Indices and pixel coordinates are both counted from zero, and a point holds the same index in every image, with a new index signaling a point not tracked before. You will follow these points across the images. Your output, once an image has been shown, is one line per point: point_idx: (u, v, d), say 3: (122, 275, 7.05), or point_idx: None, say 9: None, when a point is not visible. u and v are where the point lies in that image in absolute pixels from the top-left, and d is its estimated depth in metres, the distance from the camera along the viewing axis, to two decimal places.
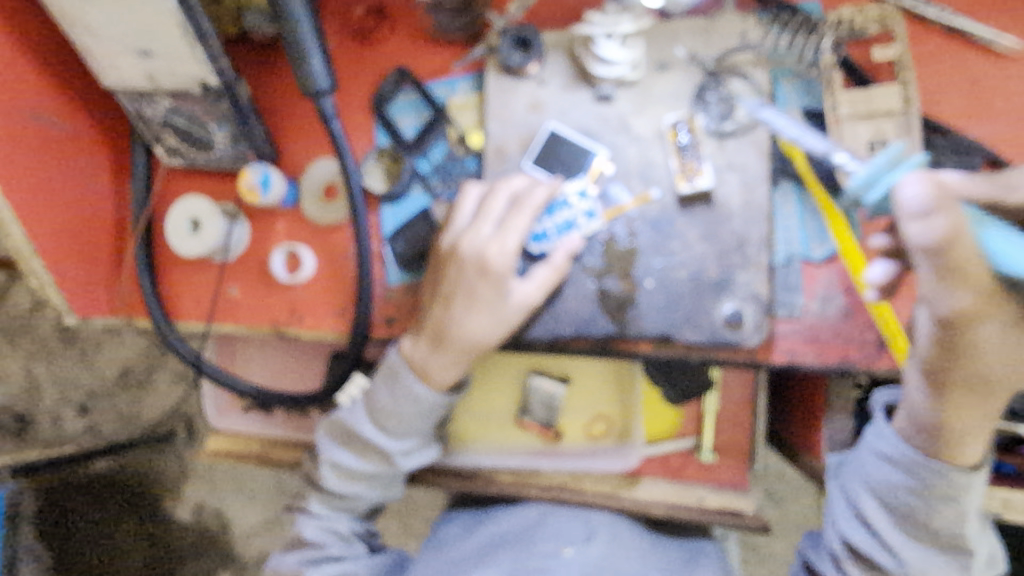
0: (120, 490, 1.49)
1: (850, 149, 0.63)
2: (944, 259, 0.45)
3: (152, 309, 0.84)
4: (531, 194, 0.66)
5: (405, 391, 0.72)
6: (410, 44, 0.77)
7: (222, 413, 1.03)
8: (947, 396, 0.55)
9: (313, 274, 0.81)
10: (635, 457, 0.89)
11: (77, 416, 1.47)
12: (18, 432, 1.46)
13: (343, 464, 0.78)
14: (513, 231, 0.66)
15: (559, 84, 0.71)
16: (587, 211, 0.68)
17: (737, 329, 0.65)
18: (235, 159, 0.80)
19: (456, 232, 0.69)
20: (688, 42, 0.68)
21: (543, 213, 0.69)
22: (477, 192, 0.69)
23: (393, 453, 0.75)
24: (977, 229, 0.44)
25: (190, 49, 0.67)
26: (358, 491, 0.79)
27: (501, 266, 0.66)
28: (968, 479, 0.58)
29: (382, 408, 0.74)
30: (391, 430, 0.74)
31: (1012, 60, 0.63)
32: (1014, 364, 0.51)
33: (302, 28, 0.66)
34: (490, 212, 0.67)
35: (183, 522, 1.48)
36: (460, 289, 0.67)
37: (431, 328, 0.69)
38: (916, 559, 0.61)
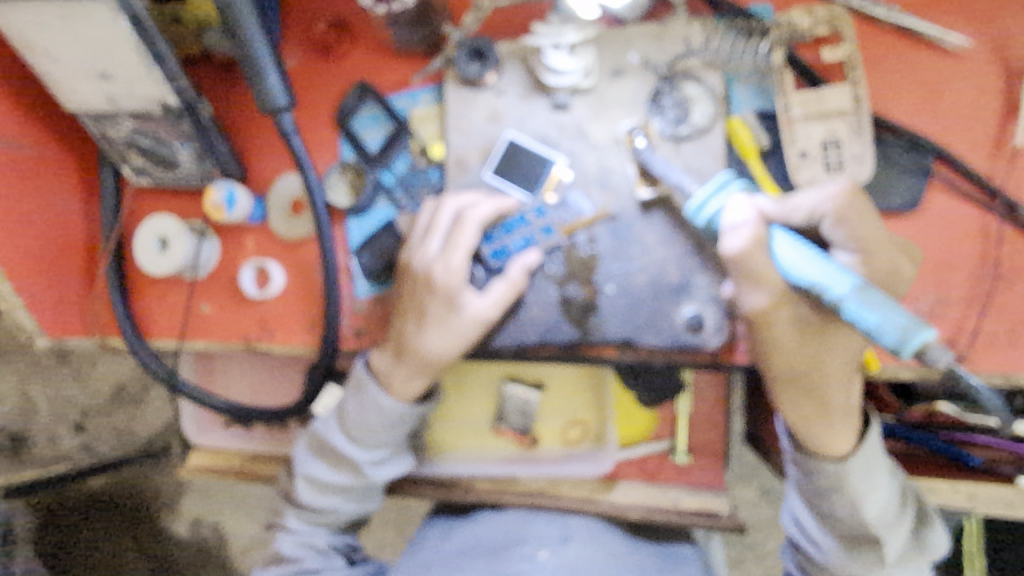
0: (116, 507, 1.49)
1: (800, 150, 0.64)
2: (747, 269, 0.55)
3: (125, 329, 0.84)
4: (477, 209, 0.67)
5: (370, 402, 0.72)
6: (371, 57, 0.77)
7: (202, 430, 1.03)
8: (778, 392, 0.62)
9: (282, 289, 0.82)
10: (609, 461, 0.91)
11: (72, 435, 1.46)
12: (14, 452, 1.46)
13: (317, 477, 0.78)
14: (460, 248, 0.66)
15: (517, 94, 0.71)
16: (545, 222, 0.69)
17: (697, 332, 0.66)
18: (201, 178, 0.80)
19: (413, 246, 0.69)
20: (641, 47, 0.68)
21: (501, 226, 0.69)
22: (430, 208, 0.69)
23: (364, 464, 0.75)
24: (773, 245, 0.54)
25: (147, 71, 0.68)
26: (333, 504, 0.79)
27: (448, 283, 0.66)
28: (837, 468, 0.62)
29: (350, 419, 0.74)
30: (359, 441, 0.75)
31: (959, 56, 0.64)
32: (808, 355, 0.59)
33: (258, 46, 0.67)
34: (438, 229, 0.67)
35: (181, 537, 1.48)
36: (414, 304, 0.68)
37: (394, 339, 0.70)
38: (837, 551, 0.65)
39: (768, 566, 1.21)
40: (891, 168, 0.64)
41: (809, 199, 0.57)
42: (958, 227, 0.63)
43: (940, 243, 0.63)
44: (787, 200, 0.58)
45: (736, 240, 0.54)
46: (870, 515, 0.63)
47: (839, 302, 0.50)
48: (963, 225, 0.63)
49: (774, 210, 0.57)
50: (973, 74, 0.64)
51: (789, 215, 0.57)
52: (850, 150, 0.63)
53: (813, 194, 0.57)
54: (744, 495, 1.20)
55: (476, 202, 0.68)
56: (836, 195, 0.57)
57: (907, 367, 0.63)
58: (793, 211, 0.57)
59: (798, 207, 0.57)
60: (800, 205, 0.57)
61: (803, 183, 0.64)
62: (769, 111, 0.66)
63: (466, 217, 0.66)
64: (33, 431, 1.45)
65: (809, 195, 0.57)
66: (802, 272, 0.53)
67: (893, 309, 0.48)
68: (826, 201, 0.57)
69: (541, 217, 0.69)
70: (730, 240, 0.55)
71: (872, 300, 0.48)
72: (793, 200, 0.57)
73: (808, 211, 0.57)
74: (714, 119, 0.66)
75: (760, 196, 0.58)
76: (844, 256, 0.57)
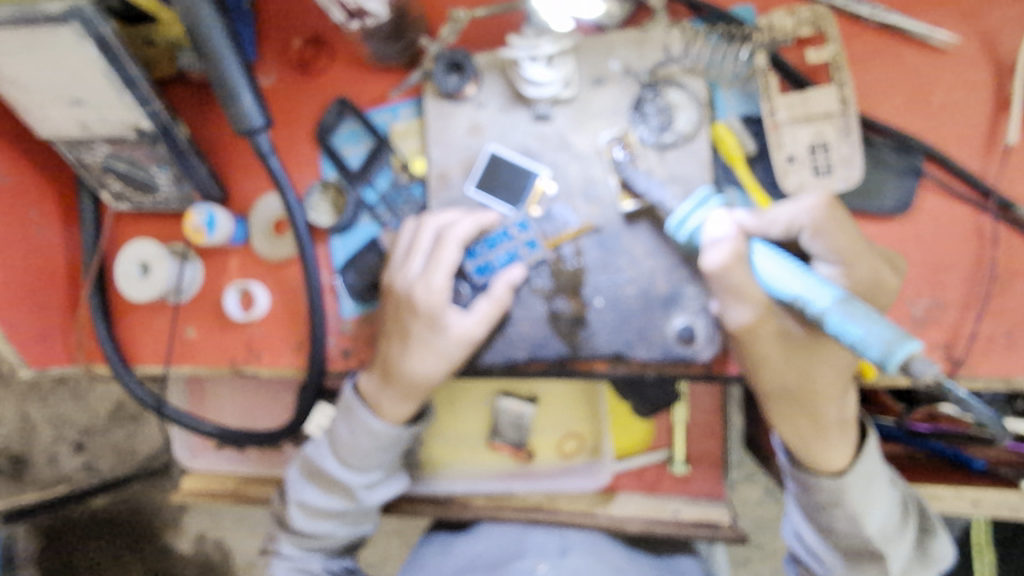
0: (118, 526, 1.47)
1: (787, 155, 0.63)
2: (728, 282, 0.54)
3: (110, 356, 0.82)
4: (457, 227, 0.66)
5: (361, 426, 0.71)
6: (349, 72, 0.76)
7: (194, 454, 1.02)
8: (770, 407, 0.61)
9: (267, 311, 0.80)
10: (606, 474, 0.88)
11: (73, 454, 1.45)
12: (16, 473, 1.44)
13: (309, 502, 0.76)
14: (441, 267, 0.65)
15: (497, 106, 0.70)
16: (530, 240, 0.68)
17: (689, 343, 0.65)
18: (181, 201, 0.79)
19: (394, 266, 0.68)
20: (622, 54, 0.67)
21: (485, 242, 0.68)
22: (412, 227, 0.68)
23: (357, 487, 0.74)
24: (751, 258, 0.54)
25: (118, 95, 0.67)
26: (328, 528, 0.77)
27: (430, 303, 0.65)
28: (834, 483, 0.61)
29: (341, 443, 0.73)
30: (351, 466, 0.73)
31: (947, 53, 0.62)
32: (799, 370, 0.58)
33: (230, 66, 0.66)
34: (420, 249, 0.66)
35: (185, 554, 1.46)
36: (398, 325, 0.67)
37: (381, 362, 0.68)
38: (839, 566, 0.64)
39: (775, 568, 1.19)
40: (881, 170, 0.63)
41: (787, 212, 0.57)
42: (952, 228, 0.61)
43: (934, 245, 0.62)
44: (765, 214, 0.57)
45: (715, 255, 0.54)
46: (871, 529, 0.61)
47: (821, 315, 0.46)
48: (957, 226, 0.61)
49: (753, 224, 0.57)
50: (962, 71, 0.62)
51: (768, 229, 0.57)
52: (838, 153, 0.62)
53: (791, 207, 0.57)
54: (749, 496, 1.18)
55: (457, 219, 0.67)
56: (814, 207, 0.56)
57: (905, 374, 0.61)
58: (772, 224, 0.57)
59: (777, 221, 0.57)
60: (779, 218, 0.56)
61: (792, 188, 0.63)
62: (754, 115, 0.65)
63: (447, 236, 0.65)
64: (35, 452, 1.44)
65: (787, 208, 0.57)
66: (783, 285, 0.50)
67: (879, 321, 0.43)
68: (803, 213, 0.56)
69: (524, 232, 0.68)
70: (710, 257, 0.55)
71: (853, 309, 0.44)
72: (772, 214, 0.57)
73: (787, 224, 0.56)
74: (699, 125, 0.65)
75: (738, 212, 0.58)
76: (827, 269, 0.56)
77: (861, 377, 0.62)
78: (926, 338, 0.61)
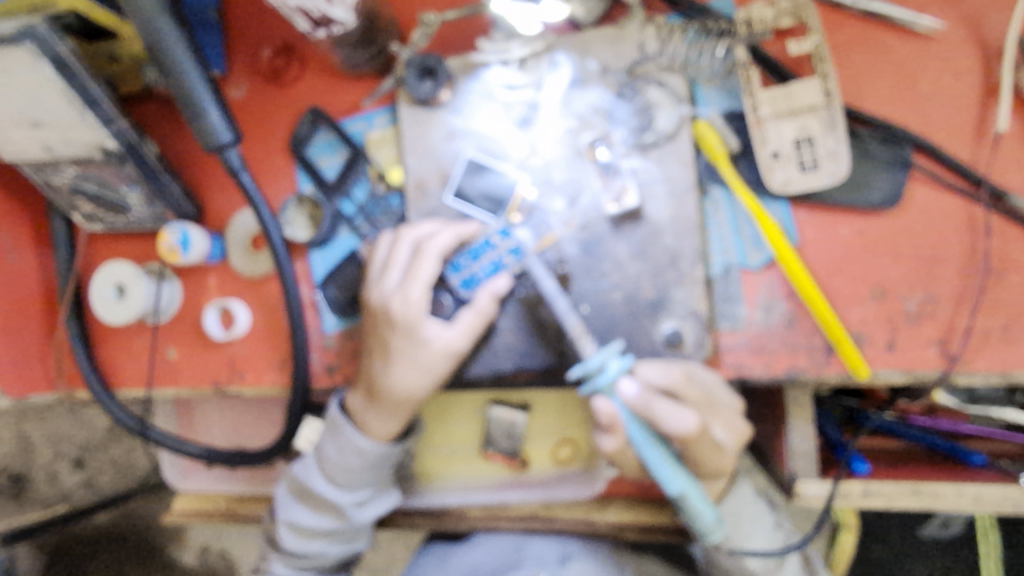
0: (122, 541, 1.43)
1: (772, 151, 0.61)
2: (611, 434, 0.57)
3: (91, 381, 0.80)
4: (435, 239, 0.63)
5: (348, 444, 0.69)
6: (321, 81, 0.74)
7: (184, 475, 0.98)
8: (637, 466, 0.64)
9: (248, 328, 0.78)
10: (601, 482, 0.84)
11: (72, 472, 1.38)
12: (16, 493, 1.38)
13: (300, 523, 0.74)
14: (419, 280, 0.63)
15: (473, 111, 0.68)
16: (512, 250, 0.64)
17: (678, 349, 0.62)
18: (155, 221, 0.77)
19: (372, 282, 0.66)
20: (599, 53, 0.65)
21: (466, 254, 0.65)
22: (388, 239, 0.67)
23: (348, 506, 0.72)
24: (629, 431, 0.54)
25: (80, 116, 0.65)
26: (319, 548, 0.75)
27: (408, 318, 0.63)
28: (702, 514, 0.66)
29: (329, 462, 0.71)
30: (341, 483, 0.72)
31: (933, 39, 0.60)
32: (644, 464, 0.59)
33: (194, 82, 0.63)
34: (397, 263, 0.64)
35: (189, 566, 1.42)
36: (380, 343, 0.65)
37: (366, 380, 0.67)
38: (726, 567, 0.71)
39: None
40: (869, 163, 0.61)
41: (667, 413, 0.54)
42: (944, 220, 0.60)
43: (926, 238, 0.60)
44: (652, 397, 0.54)
45: (604, 408, 0.53)
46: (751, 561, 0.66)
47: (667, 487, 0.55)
48: (949, 217, 0.60)
49: (634, 403, 0.54)
50: (949, 57, 0.60)
51: (647, 417, 0.54)
52: (825, 148, 0.60)
53: (673, 412, 0.54)
54: None
55: (434, 230, 0.65)
56: (691, 427, 0.55)
57: (901, 372, 0.59)
58: (651, 412, 0.54)
59: (657, 413, 0.54)
60: (659, 413, 0.54)
61: (778, 185, 0.61)
62: (737, 111, 0.63)
63: (425, 248, 0.63)
64: (34, 471, 1.37)
65: (669, 411, 0.54)
66: (653, 450, 0.54)
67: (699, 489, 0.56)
68: (679, 430, 0.54)
69: (506, 239, 0.64)
70: (601, 404, 0.53)
71: (681, 470, 0.55)
72: (656, 402, 0.54)
73: (661, 422, 0.54)
74: (680, 124, 0.63)
75: (627, 387, 0.54)
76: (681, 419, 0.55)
77: (855, 379, 0.60)
78: (921, 334, 0.59)
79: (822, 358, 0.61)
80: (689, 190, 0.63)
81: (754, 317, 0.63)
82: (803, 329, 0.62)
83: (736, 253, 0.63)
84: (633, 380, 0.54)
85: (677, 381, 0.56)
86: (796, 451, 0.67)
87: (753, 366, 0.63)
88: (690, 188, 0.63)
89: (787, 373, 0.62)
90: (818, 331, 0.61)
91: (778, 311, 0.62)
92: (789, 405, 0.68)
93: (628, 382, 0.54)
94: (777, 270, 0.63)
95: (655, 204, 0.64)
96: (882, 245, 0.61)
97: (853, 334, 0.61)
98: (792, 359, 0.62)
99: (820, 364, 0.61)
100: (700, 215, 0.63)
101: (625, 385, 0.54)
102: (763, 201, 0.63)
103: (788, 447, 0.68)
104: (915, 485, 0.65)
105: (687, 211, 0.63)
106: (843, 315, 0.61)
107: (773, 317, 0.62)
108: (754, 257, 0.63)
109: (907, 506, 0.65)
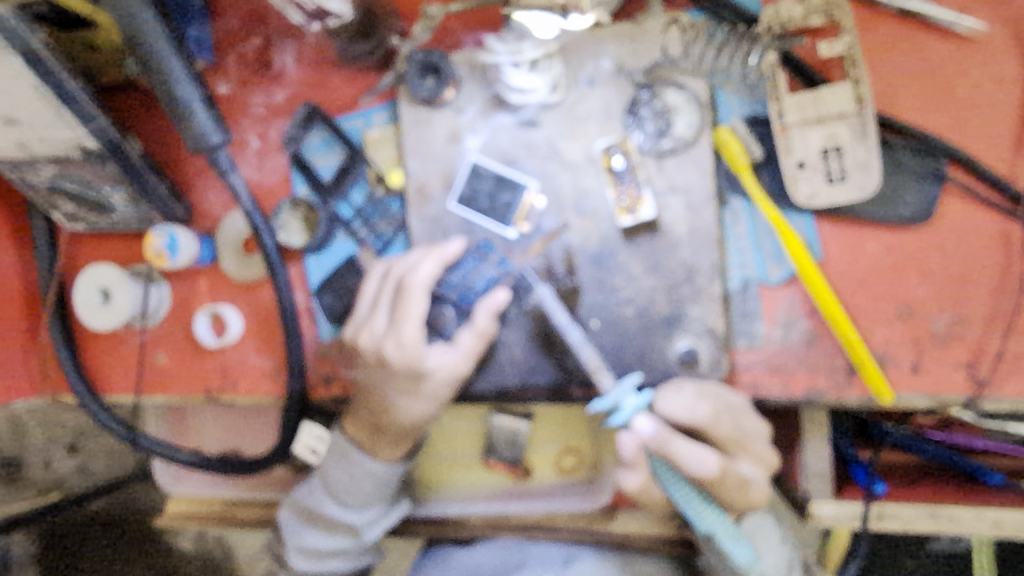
0: (115, 527, 1.26)
1: (797, 163, 0.57)
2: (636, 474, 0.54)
3: (76, 387, 0.76)
4: (418, 271, 0.59)
5: (359, 468, 0.67)
6: (315, 75, 0.69)
7: (176, 478, 0.92)
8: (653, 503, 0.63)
9: (240, 334, 0.74)
10: (606, 494, 0.79)
11: (66, 455, 1.23)
12: (6, 477, 1.22)
13: (310, 546, 0.70)
14: (410, 319, 0.59)
15: (479, 111, 0.64)
16: (499, 261, 0.62)
17: (692, 367, 0.59)
18: (140, 221, 0.73)
19: (356, 325, 0.62)
20: (615, 52, 0.61)
21: (452, 273, 0.63)
22: (375, 278, 0.63)
23: (362, 525, 0.69)
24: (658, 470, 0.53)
25: (57, 114, 0.61)
26: (331, 568, 0.71)
27: (405, 359, 0.59)
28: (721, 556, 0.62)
29: (339, 486, 0.68)
30: (353, 504, 0.69)
31: (973, 43, 0.57)
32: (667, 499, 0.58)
33: (178, 78, 0.59)
34: (384, 302, 0.60)
35: (187, 551, 1.26)
36: (379, 386, 0.62)
37: (368, 413, 0.64)
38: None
39: None
40: (898, 175, 0.58)
41: (687, 453, 0.51)
42: (975, 236, 0.57)
43: (956, 255, 0.57)
44: (670, 435, 0.51)
45: (627, 445, 0.52)
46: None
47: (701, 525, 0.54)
48: (982, 234, 0.57)
49: (651, 442, 0.51)
50: (988, 63, 0.57)
51: (666, 457, 0.52)
52: (854, 158, 0.56)
53: (694, 453, 0.52)
54: None
55: (416, 262, 0.60)
56: (714, 469, 0.52)
57: (925, 396, 0.57)
58: (670, 452, 0.51)
59: (677, 455, 0.51)
60: (679, 454, 0.51)
61: (803, 198, 0.57)
62: (761, 116, 0.59)
63: (410, 284, 0.59)
64: (21, 453, 1.22)
65: (690, 452, 0.52)
66: (677, 486, 0.53)
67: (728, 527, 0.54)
68: (701, 472, 0.52)
69: (491, 253, 0.63)
70: (624, 441, 0.52)
71: (709, 507, 0.54)
72: (672, 439, 0.51)
73: (681, 463, 0.51)
74: (699, 131, 0.59)
75: (643, 424, 0.51)
76: (708, 462, 0.52)
77: (877, 402, 0.57)
78: (948, 356, 0.57)
79: (843, 379, 0.58)
80: (708, 201, 0.59)
81: (773, 335, 0.60)
82: (824, 349, 0.59)
83: (755, 267, 0.60)
84: (649, 417, 0.51)
85: (702, 416, 0.53)
86: (808, 469, 0.65)
87: (770, 386, 0.59)
88: (708, 198, 0.59)
89: (806, 394, 0.59)
90: (840, 351, 0.58)
91: (797, 329, 0.59)
92: (803, 424, 0.65)
93: (643, 419, 0.51)
94: (797, 286, 0.59)
95: (671, 214, 0.60)
96: (910, 262, 0.58)
97: (876, 354, 0.58)
98: (812, 380, 0.59)
99: (841, 385, 0.58)
100: (718, 226, 0.59)
101: (640, 423, 0.51)
102: (785, 213, 0.59)
103: (801, 466, 0.66)
104: (932, 508, 0.63)
105: (706, 223, 0.59)
106: (868, 335, 0.58)
107: (792, 335, 0.59)
108: (774, 272, 0.60)
109: (923, 529, 0.64)
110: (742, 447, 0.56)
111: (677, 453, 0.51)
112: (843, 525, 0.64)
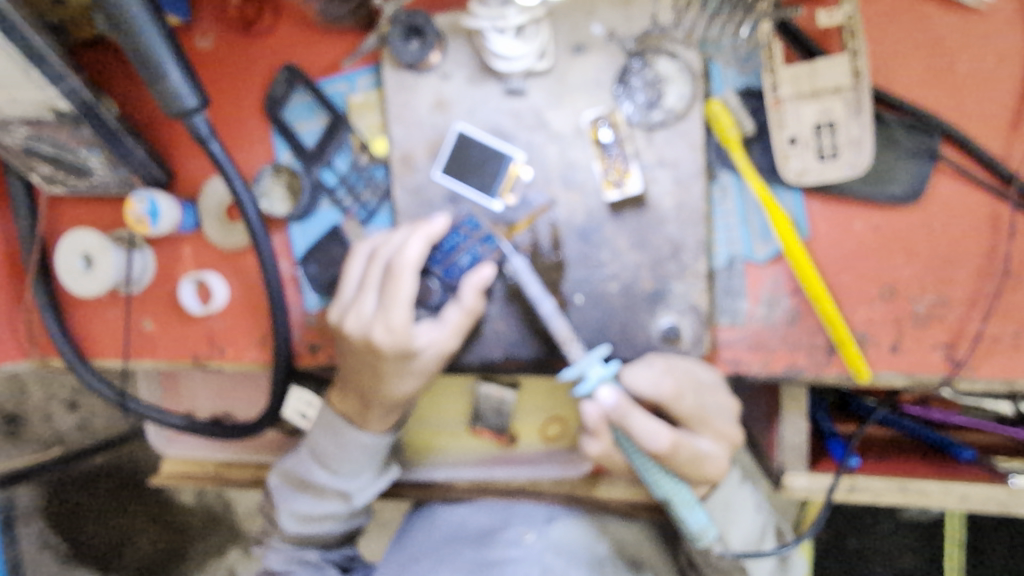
0: (117, 481, 1.27)
1: (790, 137, 0.56)
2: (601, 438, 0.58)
3: (62, 350, 0.76)
4: (405, 251, 0.58)
5: (348, 441, 0.68)
6: (297, 34, 0.66)
7: (169, 441, 0.92)
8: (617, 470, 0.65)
9: (226, 302, 0.74)
10: (589, 463, 0.79)
11: (65, 412, 1.23)
12: (9, 432, 1.24)
13: (302, 511, 0.72)
14: (399, 300, 0.58)
15: (466, 78, 0.62)
16: (485, 237, 0.61)
17: (674, 343, 0.60)
18: (121, 185, 0.72)
19: (344, 305, 0.61)
20: (606, 18, 0.59)
21: (438, 249, 0.61)
22: (363, 256, 0.62)
23: (352, 492, 0.71)
24: (622, 440, 0.54)
25: (25, 73, 0.58)
26: (325, 530, 0.74)
27: (395, 339, 0.58)
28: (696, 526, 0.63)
29: (329, 456, 0.69)
30: (344, 472, 0.70)
31: (978, 14, 0.55)
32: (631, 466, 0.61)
33: (151, 37, 0.56)
34: (372, 282, 0.59)
35: (186, 503, 1.27)
36: (367, 364, 0.62)
37: (357, 388, 0.65)
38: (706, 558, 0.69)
39: None
40: (892, 152, 0.57)
41: (642, 426, 0.52)
42: (964, 217, 0.56)
43: (944, 236, 0.57)
44: (630, 408, 0.52)
45: (591, 413, 0.54)
46: (735, 542, 0.63)
47: (666, 494, 0.54)
48: (971, 215, 0.56)
49: (612, 413, 0.52)
50: (992, 38, 0.55)
51: (623, 430, 0.52)
52: (847, 134, 0.55)
53: (649, 427, 0.52)
54: None
55: (402, 242, 0.59)
56: (667, 442, 0.52)
57: (902, 375, 0.57)
58: (628, 424, 0.52)
59: (633, 427, 0.52)
60: (635, 426, 0.52)
61: (792, 174, 0.56)
62: (755, 89, 0.58)
63: (398, 263, 0.57)
64: (25, 410, 1.23)
65: (645, 425, 0.52)
66: (637, 456, 0.54)
67: (694, 505, 0.55)
68: (656, 447, 0.52)
69: (477, 229, 0.61)
70: (588, 410, 0.54)
71: (666, 475, 0.55)
72: (631, 411, 0.52)
73: (637, 435, 0.52)
74: (691, 103, 0.58)
75: (606, 395, 0.52)
76: (665, 434, 0.52)
77: (855, 380, 0.58)
78: (927, 336, 0.57)
79: (823, 358, 0.58)
80: (697, 175, 0.58)
81: (756, 313, 0.60)
82: (806, 327, 0.59)
83: (742, 244, 0.59)
84: (613, 388, 0.52)
85: (666, 392, 0.54)
86: (786, 442, 0.66)
87: (751, 363, 0.60)
88: (697, 172, 0.58)
89: (785, 371, 0.59)
90: (822, 330, 0.58)
91: (781, 307, 0.59)
92: (783, 400, 0.66)
93: (606, 390, 0.52)
94: (783, 264, 0.59)
95: (658, 189, 0.59)
96: (897, 241, 0.57)
97: (857, 334, 0.58)
98: (792, 358, 0.59)
99: (821, 363, 0.58)
100: (706, 203, 0.59)
101: (602, 394, 0.52)
102: (775, 190, 0.58)
103: (779, 439, 0.67)
104: (902, 482, 0.66)
105: (693, 199, 0.59)
106: (850, 315, 0.58)
107: (775, 314, 0.59)
108: (760, 250, 0.59)
109: (893, 501, 0.66)
110: (714, 423, 0.57)
111: (637, 426, 0.52)
112: (815, 496, 0.66)
